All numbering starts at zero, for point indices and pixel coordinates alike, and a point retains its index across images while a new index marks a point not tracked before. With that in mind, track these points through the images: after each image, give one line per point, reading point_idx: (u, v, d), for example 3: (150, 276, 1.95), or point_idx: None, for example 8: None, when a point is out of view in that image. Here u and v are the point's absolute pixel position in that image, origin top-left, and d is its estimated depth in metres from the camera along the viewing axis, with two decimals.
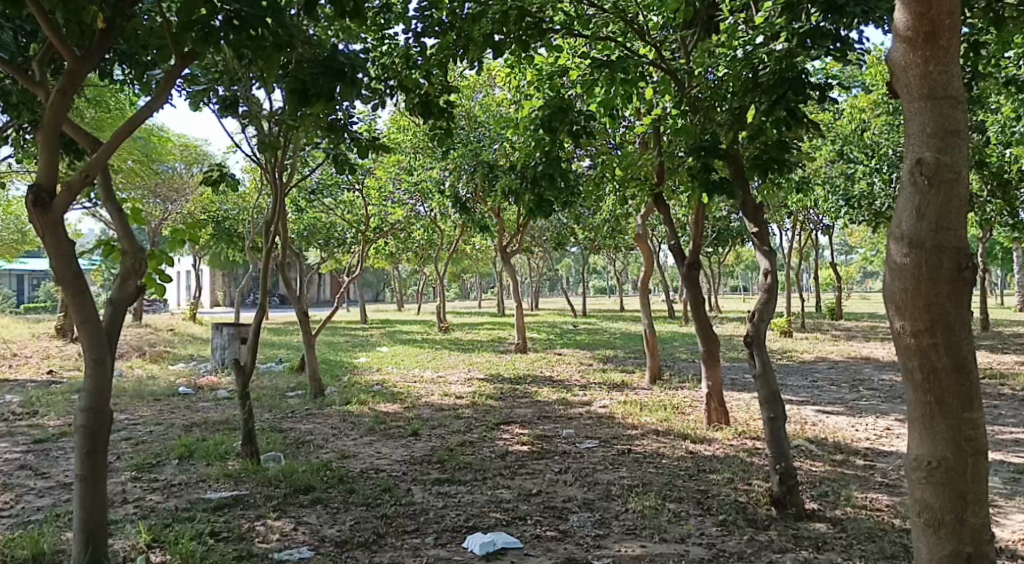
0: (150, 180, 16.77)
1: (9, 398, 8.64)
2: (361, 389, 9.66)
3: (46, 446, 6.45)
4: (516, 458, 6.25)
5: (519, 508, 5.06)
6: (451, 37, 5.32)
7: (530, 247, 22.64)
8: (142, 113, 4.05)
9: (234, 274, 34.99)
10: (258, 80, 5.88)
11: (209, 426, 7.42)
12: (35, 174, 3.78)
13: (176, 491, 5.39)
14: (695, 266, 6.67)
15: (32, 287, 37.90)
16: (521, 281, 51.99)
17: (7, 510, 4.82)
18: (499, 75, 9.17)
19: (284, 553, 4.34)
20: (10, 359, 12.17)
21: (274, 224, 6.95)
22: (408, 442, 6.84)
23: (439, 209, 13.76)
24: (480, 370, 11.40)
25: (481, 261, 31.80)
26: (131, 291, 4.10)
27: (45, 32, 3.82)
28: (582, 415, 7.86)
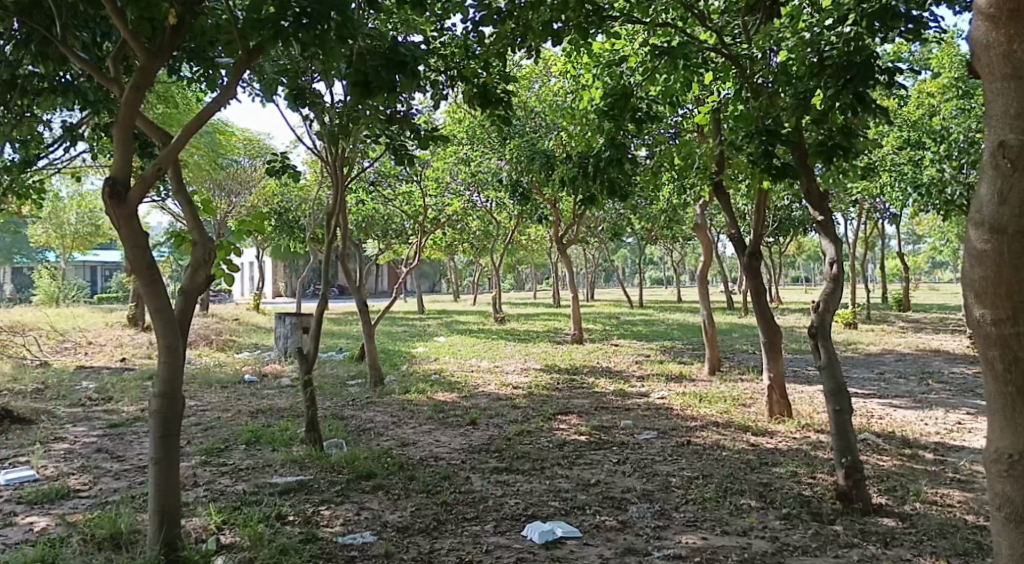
0: (215, 174, 17.20)
1: (86, 384, 9.00)
2: (420, 378, 9.78)
3: (121, 430, 6.70)
4: (574, 448, 6.26)
5: (577, 498, 5.07)
6: (508, 26, 5.28)
7: (586, 237, 22.54)
8: (211, 108, 4.16)
9: (295, 264, 35.71)
10: (320, 73, 5.97)
11: (274, 412, 7.60)
12: (111, 167, 3.91)
13: (244, 475, 5.54)
14: (756, 256, 6.55)
15: (104, 278, 39.14)
16: (577, 271, 51.78)
17: (86, 491, 5.02)
18: (557, 63, 9.11)
19: (347, 538, 4.43)
20: (86, 347, 12.67)
21: (335, 215, 7.07)
22: (466, 431, 6.91)
23: (496, 199, 13.78)
24: (537, 360, 11.43)
25: (537, 252, 31.80)
26: (202, 280, 4.22)
27: (119, 29, 3.94)
28: (640, 406, 7.82)
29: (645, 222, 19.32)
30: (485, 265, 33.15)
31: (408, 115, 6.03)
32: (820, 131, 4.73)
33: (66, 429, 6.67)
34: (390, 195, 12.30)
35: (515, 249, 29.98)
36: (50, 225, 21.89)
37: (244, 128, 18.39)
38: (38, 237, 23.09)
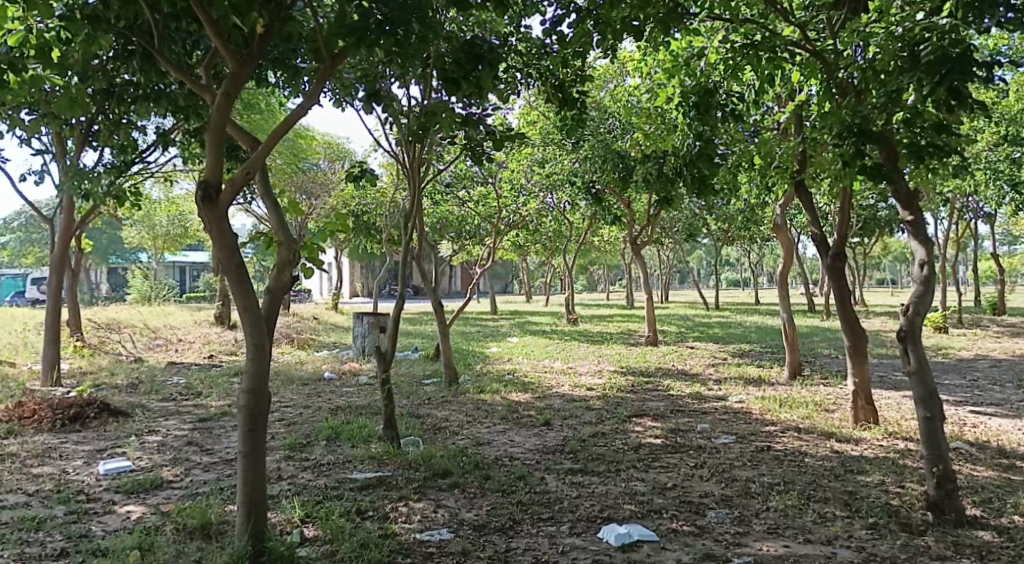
0: (296, 176, 17.69)
1: (177, 379, 9.37)
2: (494, 378, 9.84)
3: (210, 424, 6.95)
4: (650, 450, 6.21)
5: (654, 502, 5.02)
6: (586, 25, 5.21)
7: (662, 238, 22.28)
8: (297, 112, 4.27)
9: (371, 264, 36.40)
10: (399, 77, 6.09)
11: (353, 409, 7.76)
12: (203, 171, 4.05)
13: (325, 470, 5.67)
14: (840, 258, 6.38)
15: (192, 278, 40.57)
16: (651, 271, 51.16)
17: (177, 482, 5.23)
18: (635, 63, 9.01)
19: (425, 534, 4.50)
20: (175, 344, 13.18)
21: (411, 217, 7.18)
22: (541, 431, 6.93)
23: (569, 200, 13.74)
24: (612, 362, 11.36)
25: (610, 252, 31.58)
26: (288, 280, 4.33)
27: (211, 39, 4.08)
28: (718, 410, 7.71)
29: (722, 223, 19.00)
30: (558, 266, 33.11)
31: (484, 118, 6.10)
32: (913, 127, 4.57)
33: (159, 422, 6.97)
34: (465, 197, 12.41)
35: (588, 250, 29.83)
36: (142, 227, 22.87)
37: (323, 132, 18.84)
38: (131, 239, 24.14)
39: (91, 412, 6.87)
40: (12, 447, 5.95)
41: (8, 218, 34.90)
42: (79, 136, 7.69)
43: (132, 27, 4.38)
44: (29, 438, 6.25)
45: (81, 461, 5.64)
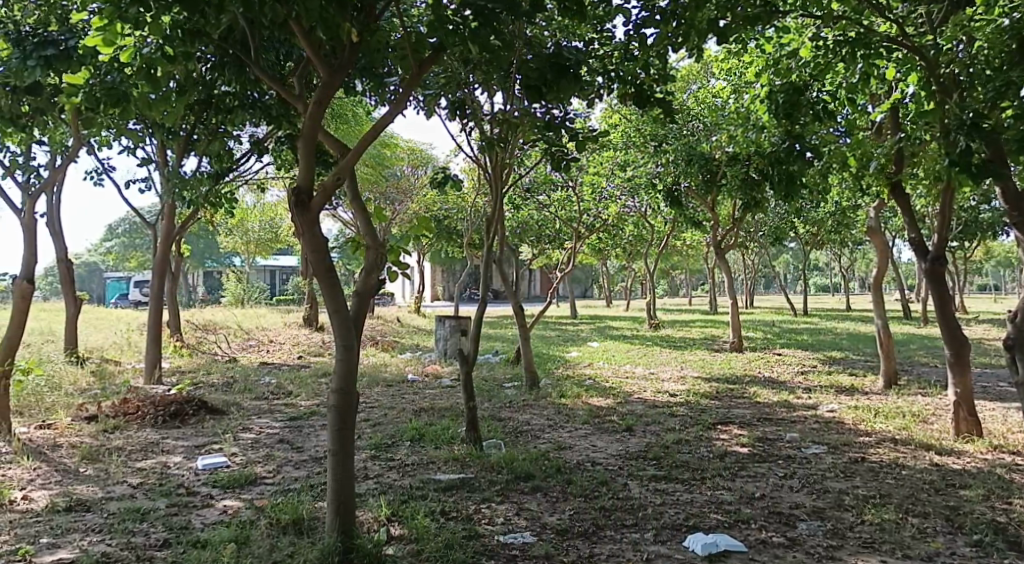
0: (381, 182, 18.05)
1: (268, 379, 9.68)
2: (575, 382, 9.81)
3: (300, 423, 7.14)
4: (736, 459, 6.08)
5: (742, 512, 4.91)
6: (671, 26, 5.13)
7: (747, 241, 21.78)
8: (385, 118, 4.36)
9: (452, 268, 36.83)
10: (484, 83, 6.15)
11: (437, 411, 7.85)
12: (296, 177, 4.16)
13: (410, 470, 5.77)
14: (940, 260, 6.15)
15: (282, 281, 41.83)
16: (736, 275, 50.13)
17: (270, 478, 5.40)
18: (721, 64, 8.85)
19: (508, 537, 4.51)
20: (266, 345, 13.65)
21: (493, 222, 7.23)
22: (623, 437, 6.87)
23: (651, 204, 13.60)
24: (695, 368, 11.18)
25: (692, 257, 31.10)
26: (375, 283, 4.40)
27: (304, 50, 4.20)
28: (807, 419, 7.48)
29: (811, 226, 18.46)
30: (639, 270, 32.76)
31: (566, 122, 6.12)
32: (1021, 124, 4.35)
33: (252, 419, 7.21)
34: (545, 201, 12.41)
35: (670, 254, 29.48)
36: (235, 232, 23.73)
37: (406, 138, 19.16)
38: (225, 243, 25.07)
39: (189, 409, 7.17)
40: (117, 441, 6.25)
41: (113, 224, 36.79)
42: (179, 144, 8.04)
43: (230, 41, 4.55)
44: (132, 433, 6.56)
45: (180, 457, 5.89)
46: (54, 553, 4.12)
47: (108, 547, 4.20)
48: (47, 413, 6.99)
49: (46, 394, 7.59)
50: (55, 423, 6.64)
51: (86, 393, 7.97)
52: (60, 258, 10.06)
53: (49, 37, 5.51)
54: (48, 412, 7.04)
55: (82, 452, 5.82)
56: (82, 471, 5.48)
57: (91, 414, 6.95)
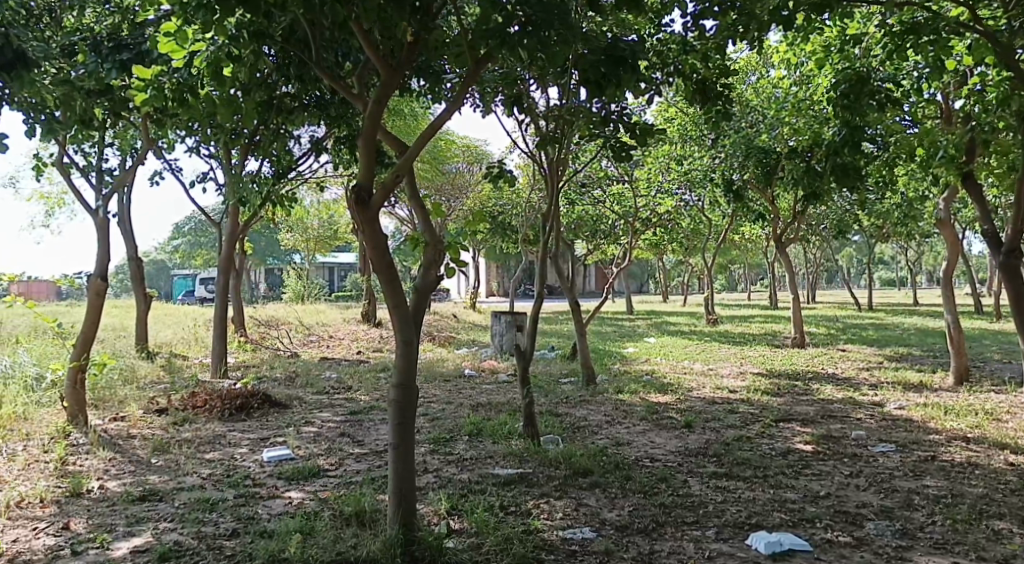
0: (437, 179, 18.21)
1: (330, 373, 9.84)
2: (632, 378, 9.74)
3: (360, 417, 7.25)
4: (800, 457, 5.96)
5: (806, 510, 4.82)
6: (731, 18, 5.05)
7: (808, 235, 21.32)
8: (443, 116, 4.38)
9: (507, 265, 36.87)
10: (539, 79, 6.14)
11: (494, 407, 7.89)
12: (356, 175, 4.20)
13: (469, 465, 5.80)
14: (1016, 253, 5.86)
15: (341, 278, 42.45)
16: (797, 269, 49.12)
17: (333, 471, 5.49)
18: (782, 56, 8.67)
19: (568, 532, 4.51)
20: (326, 340, 13.90)
21: (549, 219, 7.23)
22: (682, 433, 6.80)
23: (710, 198, 13.40)
24: (755, 364, 10.98)
25: (751, 251, 30.60)
26: (434, 279, 4.43)
27: (363, 48, 4.23)
28: (875, 417, 7.31)
29: (876, 219, 17.97)
30: (696, 266, 32.33)
31: (625, 115, 6.06)
32: None
33: (314, 413, 7.34)
34: (601, 196, 12.32)
35: (728, 249, 29.02)
36: (295, 230, 24.19)
37: (462, 135, 19.26)
38: (286, 241, 25.55)
39: (254, 403, 7.33)
40: (188, 433, 6.44)
41: (179, 223, 37.79)
42: (242, 145, 8.22)
43: (291, 41, 4.62)
44: (201, 425, 6.74)
45: (247, 449, 6.03)
46: (130, 540, 4.26)
47: (181, 536, 4.32)
48: (121, 406, 7.23)
49: (119, 387, 7.85)
50: (128, 416, 6.86)
51: (157, 387, 8.20)
52: (131, 256, 10.38)
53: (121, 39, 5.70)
54: (121, 405, 7.28)
55: (154, 444, 6.00)
56: (153, 461, 5.65)
57: (162, 408, 7.15)
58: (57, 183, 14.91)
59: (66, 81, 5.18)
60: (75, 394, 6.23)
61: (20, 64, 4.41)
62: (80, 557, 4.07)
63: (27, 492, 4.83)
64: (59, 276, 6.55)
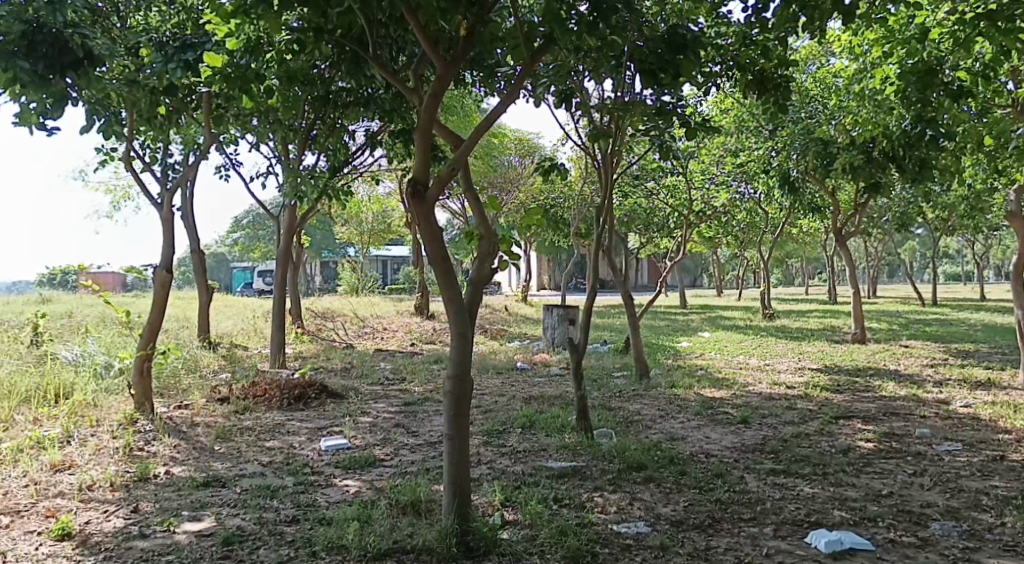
0: (490, 172, 18.25)
1: (384, 365, 9.96)
2: (686, 373, 9.64)
3: (415, 408, 7.32)
4: (861, 455, 5.83)
5: (868, 509, 4.71)
6: (792, 8, 4.91)
7: (871, 228, 20.77)
8: (498, 110, 4.37)
9: (558, 257, 36.84)
10: (592, 70, 6.11)
11: (547, 400, 7.88)
12: (412, 169, 4.22)
13: (522, 457, 5.82)
14: None
15: (393, 271, 42.88)
16: (857, 262, 48.06)
17: (388, 461, 5.56)
18: (845, 44, 8.45)
19: (622, 526, 4.48)
20: (381, 332, 14.06)
21: (603, 213, 7.17)
22: (738, 429, 6.71)
23: (767, 190, 13.15)
24: (813, 360, 10.78)
25: (809, 245, 29.99)
26: (488, 271, 4.42)
27: (420, 42, 4.23)
28: (940, 415, 7.10)
29: (940, 211, 17.45)
30: (751, 260, 31.81)
31: (680, 107, 5.98)
32: None
33: (370, 404, 7.44)
34: (654, 188, 12.18)
35: (785, 241, 28.52)
36: (350, 223, 24.52)
37: (514, 128, 19.26)
38: (341, 234, 25.92)
39: (311, 393, 7.46)
40: (248, 421, 6.59)
41: (238, 217, 38.64)
42: (299, 140, 8.35)
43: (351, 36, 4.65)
44: (261, 414, 6.89)
45: (305, 438, 6.14)
46: (195, 524, 4.38)
47: (243, 521, 4.42)
48: (184, 394, 7.43)
49: (182, 375, 8.07)
50: (192, 404, 7.05)
51: (219, 377, 8.41)
52: (193, 249, 10.63)
53: (186, 38, 5.83)
54: (186, 393, 7.48)
55: (216, 431, 6.15)
56: (216, 448, 5.80)
57: (224, 396, 7.33)
58: (123, 177, 15.34)
59: (132, 79, 5.34)
60: (142, 383, 6.41)
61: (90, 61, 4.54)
62: (149, 538, 4.20)
63: (97, 476, 5.00)
64: (126, 268, 6.75)
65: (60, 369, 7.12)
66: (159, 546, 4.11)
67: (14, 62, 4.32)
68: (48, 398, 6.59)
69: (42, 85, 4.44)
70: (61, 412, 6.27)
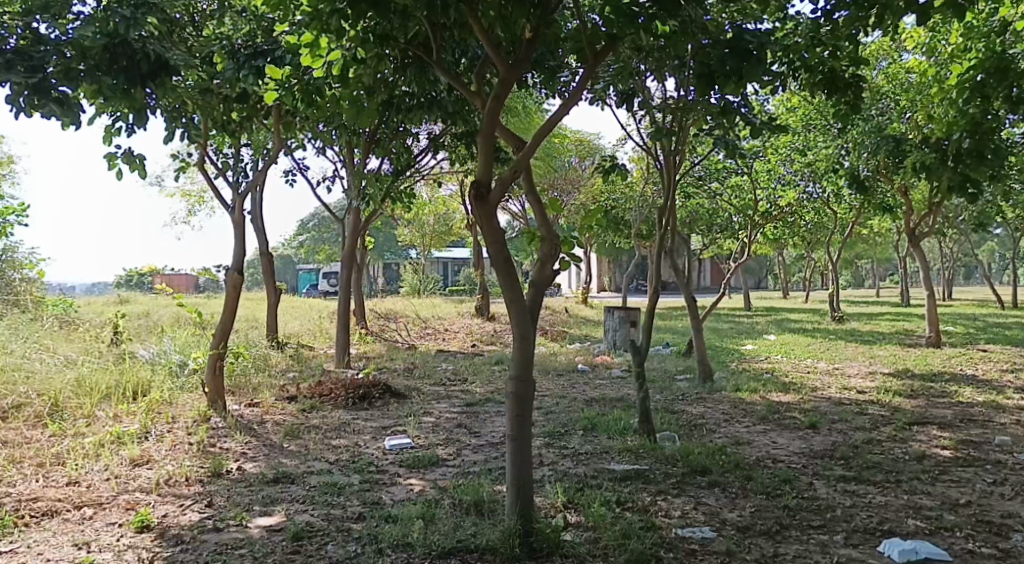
0: (551, 173, 18.23)
1: (446, 366, 10.05)
2: (751, 376, 9.47)
3: (476, 409, 7.36)
4: (937, 462, 5.64)
5: (944, 518, 4.56)
6: (862, 5, 4.79)
7: (946, 228, 20.03)
8: (560, 113, 4.36)
9: (618, 258, 36.61)
10: (654, 71, 6.04)
11: (608, 402, 7.84)
12: (475, 171, 4.23)
13: (584, 459, 5.79)
14: None
15: (454, 272, 43.23)
16: (931, 262, 46.48)
17: (450, 460, 5.60)
18: (921, 38, 8.16)
19: (687, 530, 4.43)
20: (443, 333, 14.17)
21: (665, 214, 7.10)
22: (806, 434, 6.56)
23: (836, 189, 12.83)
24: (885, 364, 10.48)
25: (880, 245, 29.09)
26: (549, 272, 4.40)
27: (483, 46, 4.26)
28: (1020, 423, 6.82)
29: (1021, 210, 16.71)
30: (818, 261, 31.06)
31: (746, 108, 5.79)
32: None
33: (432, 404, 7.51)
34: (717, 189, 12.01)
35: (855, 242, 27.79)
36: (412, 226, 24.79)
37: (575, 129, 19.19)
38: (403, 236, 26.22)
39: (375, 392, 7.57)
40: (315, 420, 6.72)
41: (304, 220, 39.49)
42: (364, 143, 8.47)
43: (415, 41, 4.72)
44: (327, 413, 7.02)
45: (370, 437, 6.23)
46: (266, 519, 4.49)
47: (312, 517, 4.51)
48: (255, 392, 7.62)
49: (253, 373, 8.28)
50: (261, 402, 7.23)
51: (286, 376, 8.60)
52: (262, 251, 10.88)
53: (258, 49, 6.01)
54: (255, 392, 7.68)
55: (285, 429, 6.29)
56: (285, 446, 5.92)
57: (292, 395, 7.49)
58: (198, 182, 15.84)
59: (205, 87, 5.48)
60: (214, 381, 6.59)
61: (166, 72, 4.69)
62: (222, 532, 4.31)
63: (173, 471, 5.16)
64: (199, 269, 6.95)
65: (138, 367, 7.38)
66: (232, 539, 4.22)
67: (97, 77, 4.46)
68: (126, 394, 6.84)
69: (123, 96, 4.58)
70: (139, 409, 6.49)
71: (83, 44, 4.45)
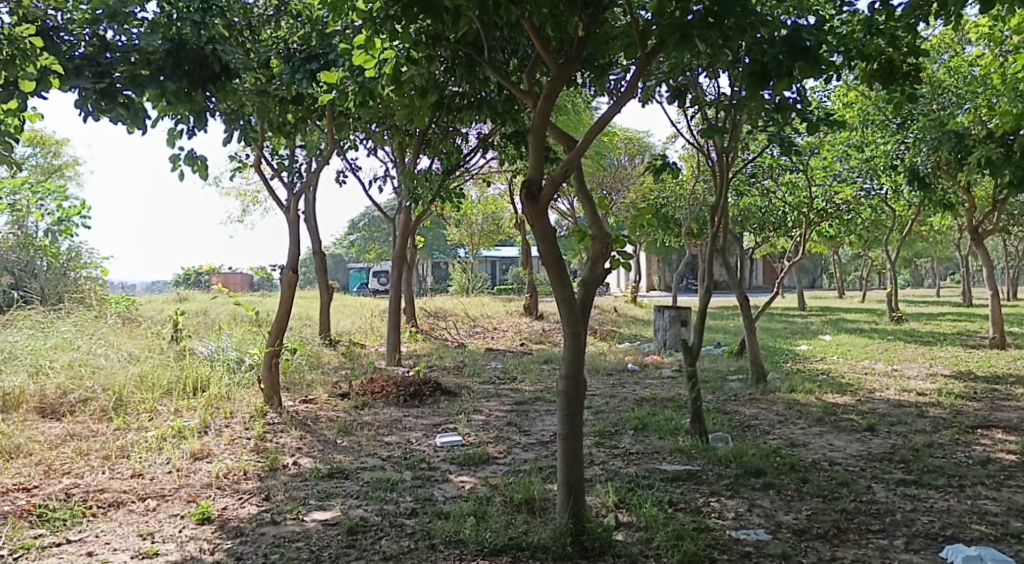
0: (600, 171, 18.14)
1: (496, 364, 10.07)
2: (806, 377, 9.30)
3: (527, 407, 7.36)
4: (1002, 467, 5.46)
5: (1010, 525, 4.42)
6: None
7: (1010, 225, 19.39)
8: (611, 111, 4.35)
9: (668, 257, 36.29)
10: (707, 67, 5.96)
11: (659, 402, 7.77)
12: (527, 170, 4.23)
13: (635, 458, 5.76)
14: None
15: (503, 271, 43.33)
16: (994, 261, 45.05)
17: (501, 458, 5.62)
18: (985, 29, 7.91)
19: (741, 532, 4.37)
20: (493, 332, 14.22)
21: (717, 212, 7.01)
22: (863, 436, 6.41)
23: (894, 185, 12.52)
24: (946, 365, 10.20)
25: (939, 243, 28.29)
26: (600, 271, 4.39)
27: (534, 45, 4.26)
28: None
29: None
30: (875, 260, 30.38)
31: (801, 104, 5.67)
32: None
33: (482, 402, 7.55)
34: (771, 187, 11.83)
35: (914, 240, 27.11)
36: (461, 224, 24.93)
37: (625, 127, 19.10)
38: (452, 235, 26.37)
39: (426, 390, 7.63)
40: (368, 416, 6.80)
41: (355, 219, 40.00)
42: (414, 143, 8.54)
43: (465, 42, 4.74)
44: (379, 410, 7.10)
45: (421, 434, 6.28)
46: (322, 513, 4.56)
47: (366, 512, 4.56)
48: (308, 389, 7.74)
49: (306, 371, 8.42)
50: (315, 398, 7.35)
51: (339, 373, 8.72)
52: (315, 250, 11.05)
53: (313, 52, 6.11)
54: (309, 388, 7.80)
55: (338, 425, 6.38)
56: (338, 442, 6.00)
57: (344, 392, 7.59)
58: (253, 182, 16.14)
59: (262, 89, 5.59)
60: (270, 377, 6.71)
61: (226, 76, 4.79)
62: (279, 526, 4.39)
63: (232, 465, 5.28)
64: (256, 268, 7.09)
65: (197, 363, 7.56)
66: (289, 532, 4.30)
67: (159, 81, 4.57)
68: (186, 389, 7.01)
69: (185, 100, 4.68)
70: (198, 403, 6.65)
71: (147, 49, 4.59)
